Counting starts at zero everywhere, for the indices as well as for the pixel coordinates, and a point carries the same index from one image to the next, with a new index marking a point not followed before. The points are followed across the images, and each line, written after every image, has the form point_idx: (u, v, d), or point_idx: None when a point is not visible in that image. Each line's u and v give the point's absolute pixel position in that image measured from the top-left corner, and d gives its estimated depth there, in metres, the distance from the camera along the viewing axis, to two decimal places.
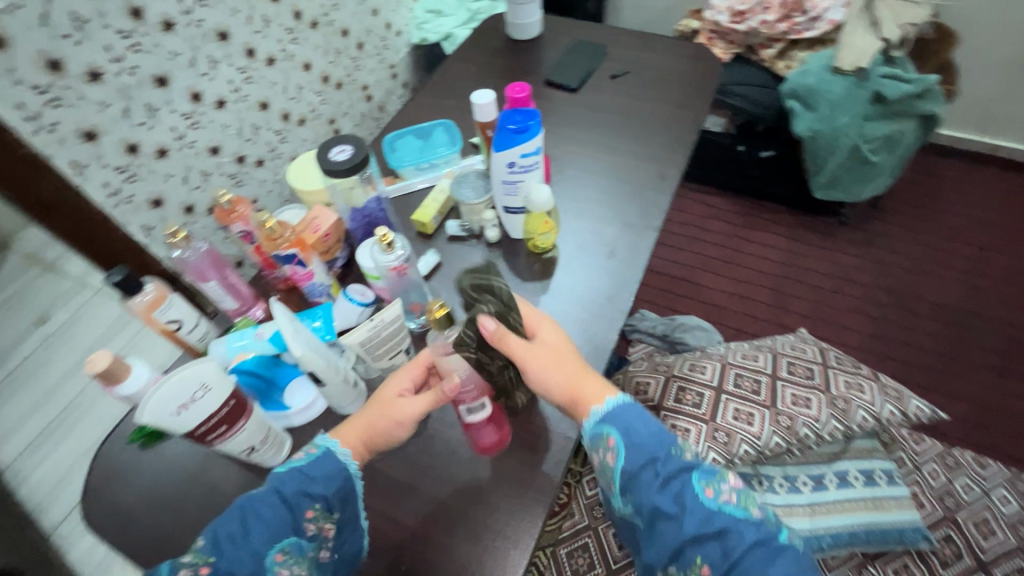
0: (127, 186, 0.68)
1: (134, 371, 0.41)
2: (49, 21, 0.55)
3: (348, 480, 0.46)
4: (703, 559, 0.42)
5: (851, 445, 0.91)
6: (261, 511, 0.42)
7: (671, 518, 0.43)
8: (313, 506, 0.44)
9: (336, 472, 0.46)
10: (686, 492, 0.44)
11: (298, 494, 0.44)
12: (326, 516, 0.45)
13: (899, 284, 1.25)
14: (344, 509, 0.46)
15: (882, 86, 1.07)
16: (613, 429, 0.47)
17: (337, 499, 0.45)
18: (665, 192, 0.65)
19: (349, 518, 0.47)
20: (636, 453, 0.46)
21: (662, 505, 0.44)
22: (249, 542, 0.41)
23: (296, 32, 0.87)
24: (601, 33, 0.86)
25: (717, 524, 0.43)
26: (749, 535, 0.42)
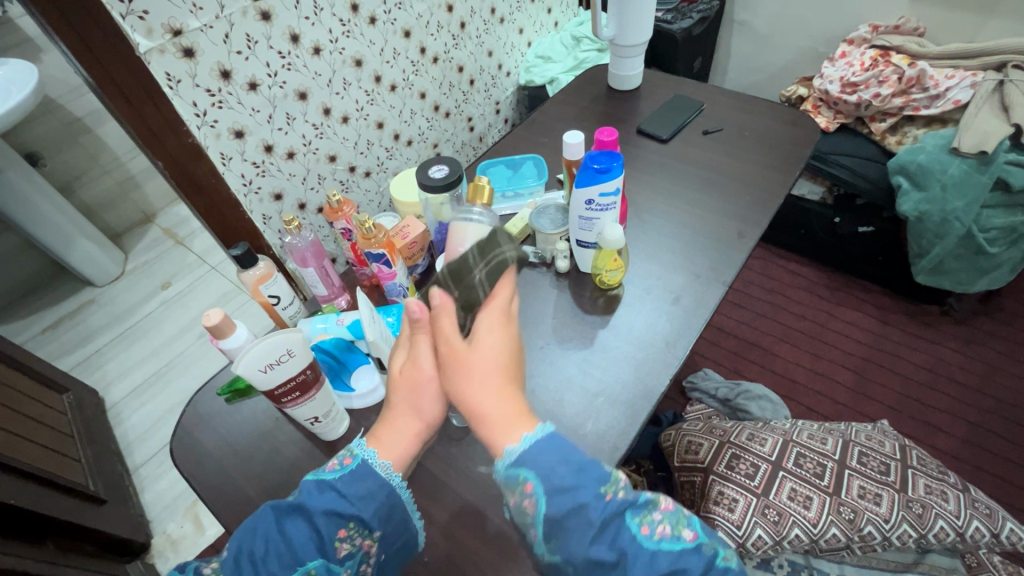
0: (259, 179, 0.80)
1: (237, 330, 0.47)
2: (229, 40, 0.68)
3: (389, 496, 0.43)
4: None
5: (924, 558, 0.83)
6: (291, 528, 0.40)
7: (609, 567, 0.37)
8: (346, 526, 0.40)
9: (373, 487, 0.42)
10: (622, 538, 0.38)
11: (328, 515, 0.40)
12: (361, 533, 0.41)
13: (1010, 394, 1.11)
14: (386, 524, 0.43)
15: (1007, 173, 0.98)
16: (530, 473, 0.38)
17: (374, 517, 0.41)
18: (741, 249, 0.65)
19: (392, 534, 0.43)
20: (563, 500, 0.37)
21: (597, 558, 0.37)
22: (274, 561, 0.39)
23: (419, 65, 0.97)
24: (700, 92, 0.88)
25: (661, 565, 0.38)
26: (691, 566, 0.39)
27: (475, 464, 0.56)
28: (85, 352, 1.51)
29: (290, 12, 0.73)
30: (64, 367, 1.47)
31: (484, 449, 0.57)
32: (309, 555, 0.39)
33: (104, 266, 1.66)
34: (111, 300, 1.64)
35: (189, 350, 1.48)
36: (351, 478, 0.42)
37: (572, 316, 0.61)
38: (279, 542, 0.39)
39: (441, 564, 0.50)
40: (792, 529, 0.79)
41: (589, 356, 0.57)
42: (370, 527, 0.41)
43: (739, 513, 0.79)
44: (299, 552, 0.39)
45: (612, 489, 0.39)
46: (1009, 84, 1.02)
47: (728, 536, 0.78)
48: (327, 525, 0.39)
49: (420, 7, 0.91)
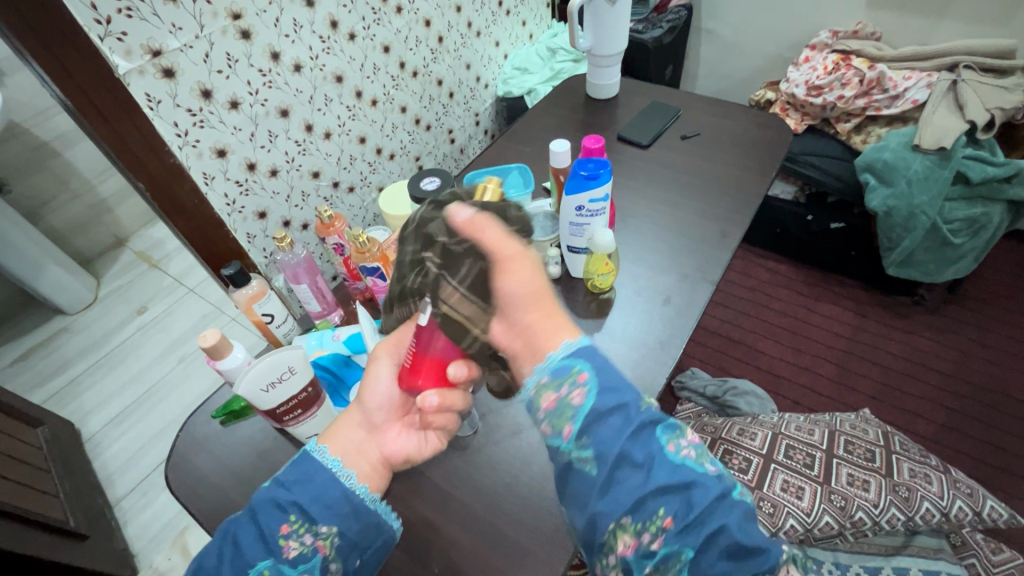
0: (241, 199, 0.79)
1: (233, 351, 0.46)
2: (209, 59, 0.67)
3: (330, 484, 0.42)
4: (665, 510, 0.35)
5: (913, 540, 0.85)
6: (240, 533, 0.39)
7: (636, 468, 0.36)
8: (286, 520, 0.39)
9: (311, 478, 0.41)
10: (652, 443, 0.37)
11: (268, 510, 0.39)
12: (305, 528, 0.40)
13: (981, 378, 1.16)
14: (335, 518, 0.41)
15: (966, 167, 1.04)
16: (585, 364, 0.40)
17: (317, 507, 0.40)
18: (726, 249, 0.67)
19: (347, 529, 0.41)
20: (607, 397, 0.39)
21: (630, 452, 0.37)
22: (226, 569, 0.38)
23: (398, 79, 0.98)
24: (676, 98, 0.91)
25: (684, 476, 0.36)
26: (714, 488, 0.36)
27: (478, 473, 0.56)
28: (59, 383, 1.46)
29: (270, 30, 0.73)
30: (37, 399, 1.42)
31: (486, 457, 0.57)
32: (255, 556, 0.38)
33: (76, 293, 1.60)
34: (86, 328, 1.59)
35: (169, 376, 1.44)
36: (291, 471, 0.42)
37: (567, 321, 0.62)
38: (232, 549, 0.39)
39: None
40: (787, 519, 0.80)
41: None
42: (312, 519, 0.40)
43: None
44: (247, 555, 0.38)
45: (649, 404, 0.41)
46: (961, 83, 1.08)
47: None
48: (266, 522, 0.39)
49: (398, 22, 0.92)
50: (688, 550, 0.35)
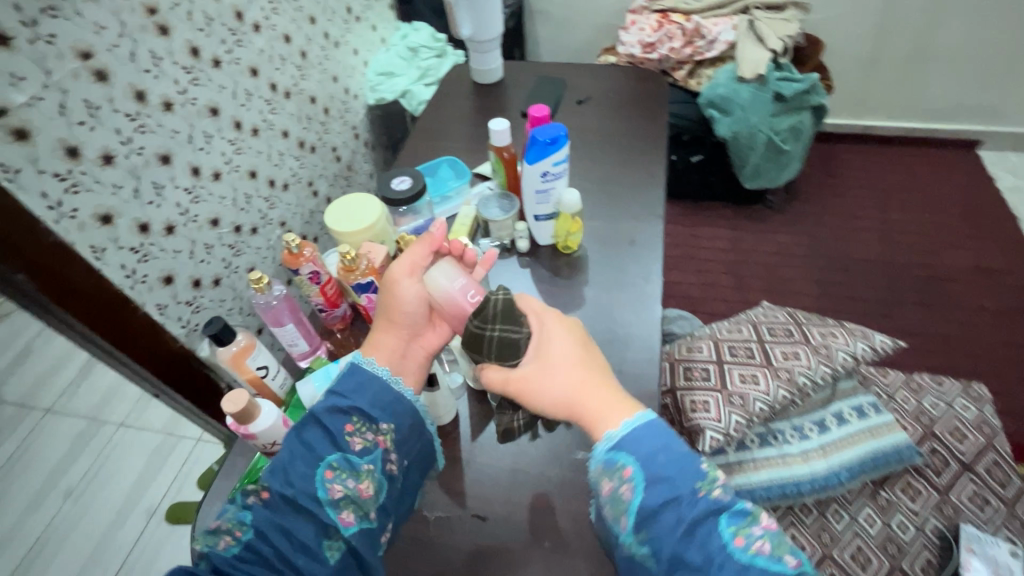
0: (142, 266, 0.68)
1: (263, 409, 0.44)
2: (66, 110, 0.57)
3: (384, 388, 0.47)
4: None
5: (838, 388, 1.05)
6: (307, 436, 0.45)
7: (696, 566, 0.40)
8: (352, 420, 0.45)
9: (368, 383, 0.47)
10: (710, 540, 0.41)
11: (333, 411, 0.45)
12: (368, 425, 0.46)
13: (831, 251, 1.44)
14: (392, 419, 0.47)
15: (780, 87, 1.28)
16: (630, 459, 0.44)
17: (376, 408, 0.46)
18: (658, 185, 0.74)
19: (404, 430, 0.48)
20: (659, 496, 0.42)
21: (684, 552, 0.41)
22: (298, 464, 0.43)
23: (274, 102, 0.90)
24: (556, 69, 0.97)
25: None
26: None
27: (526, 453, 0.57)
28: None
29: (128, 66, 0.63)
30: None
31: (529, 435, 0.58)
32: (327, 450, 0.44)
33: None
34: None
35: (60, 517, 1.17)
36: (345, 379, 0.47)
37: (553, 285, 0.65)
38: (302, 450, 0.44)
39: (548, 551, 0.51)
40: (755, 404, 0.93)
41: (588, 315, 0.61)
42: (375, 418, 0.46)
43: (714, 410, 0.91)
44: (319, 449, 0.44)
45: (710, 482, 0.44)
46: (756, 22, 1.31)
47: (716, 431, 0.89)
48: (334, 421, 0.45)
49: (259, 41, 0.85)
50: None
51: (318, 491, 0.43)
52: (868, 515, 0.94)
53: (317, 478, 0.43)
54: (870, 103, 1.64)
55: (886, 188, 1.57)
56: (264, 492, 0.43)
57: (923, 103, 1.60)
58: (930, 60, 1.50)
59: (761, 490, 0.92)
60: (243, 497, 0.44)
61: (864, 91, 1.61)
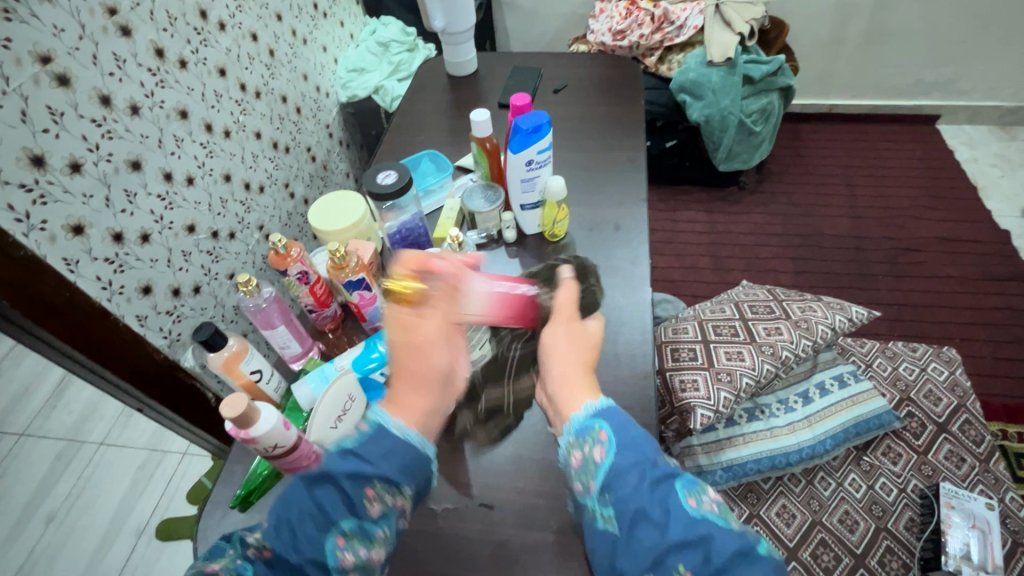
0: (118, 277, 0.66)
1: (263, 412, 0.41)
2: (28, 117, 0.54)
3: (410, 451, 0.44)
4: (684, 566, 0.38)
5: (818, 359, 1.08)
6: (320, 496, 0.40)
7: (655, 523, 0.40)
8: (373, 485, 0.42)
9: (394, 447, 0.43)
10: (670, 498, 0.42)
11: (354, 476, 0.41)
12: (388, 489, 0.42)
13: (804, 229, 1.48)
14: (411, 481, 0.44)
15: (749, 69, 1.30)
16: (605, 423, 0.46)
17: (399, 474, 0.43)
18: (639, 169, 0.75)
19: (420, 488, 0.45)
20: (626, 457, 0.43)
21: (647, 508, 0.41)
22: (307, 527, 0.40)
23: (244, 103, 0.88)
24: (530, 58, 0.97)
25: (701, 529, 0.40)
26: (732, 543, 0.39)
27: (528, 440, 0.57)
28: None
29: (90, 70, 0.61)
30: None
31: (529, 422, 0.58)
32: (341, 516, 0.40)
33: None
34: None
35: (42, 543, 1.12)
36: (370, 441, 0.43)
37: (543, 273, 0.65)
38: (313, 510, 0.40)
39: (555, 534, 0.51)
40: (742, 380, 0.96)
41: None
42: (398, 485, 0.42)
43: (703, 388, 0.93)
44: (333, 514, 0.40)
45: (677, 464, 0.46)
46: (723, 6, 1.33)
47: (706, 409, 0.91)
48: (354, 486, 0.41)
49: (225, 40, 0.83)
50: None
51: (326, 558, 0.39)
52: (853, 480, 0.97)
53: (326, 545, 0.40)
54: (833, 82, 1.68)
55: (853, 165, 1.61)
56: (267, 552, 0.40)
57: (884, 81, 1.65)
58: (889, 39, 1.55)
59: (752, 463, 0.95)
60: (242, 546, 0.40)
61: (828, 71, 1.65)
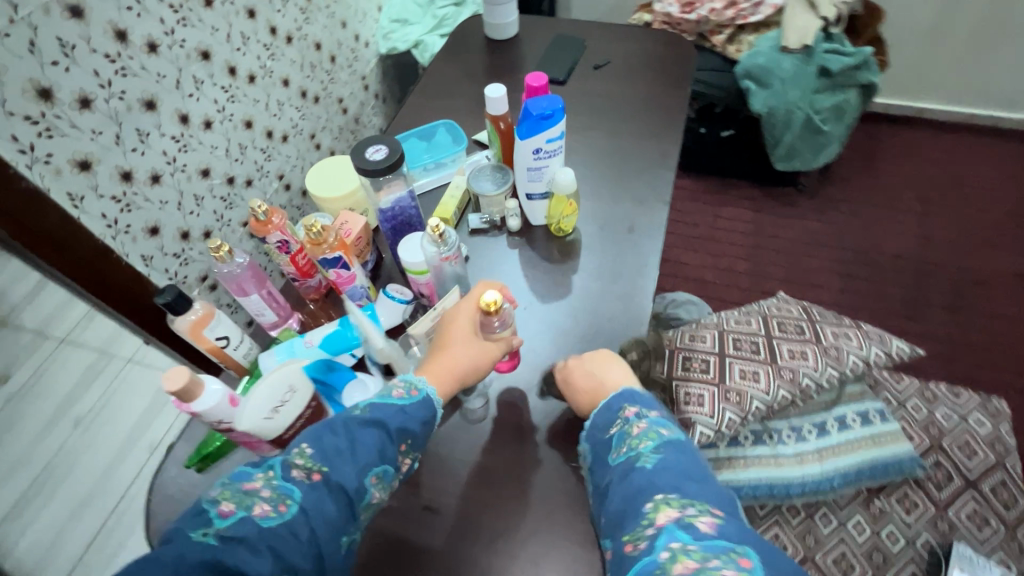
0: (124, 216, 0.66)
1: (207, 387, 0.39)
2: (36, 47, 0.53)
3: (429, 426, 0.47)
4: (613, 497, 0.43)
5: (844, 391, 1.00)
6: (359, 439, 0.42)
7: (604, 470, 0.45)
8: (406, 441, 0.45)
9: (429, 415, 0.47)
10: (607, 444, 0.46)
11: (399, 429, 0.44)
12: (410, 450, 0.45)
13: (860, 244, 1.35)
14: (424, 449, 0.47)
15: (826, 61, 1.17)
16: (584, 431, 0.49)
17: (422, 437, 0.46)
18: (668, 167, 0.68)
19: (424, 460, 0.48)
20: (592, 431, 0.48)
21: (595, 462, 0.46)
22: (351, 462, 0.41)
23: (273, 48, 0.86)
24: (577, 27, 0.89)
25: (621, 463, 0.44)
26: (622, 474, 0.42)
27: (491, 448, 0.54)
28: None
29: (106, 3, 0.59)
30: None
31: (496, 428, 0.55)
32: (376, 459, 0.42)
33: None
34: None
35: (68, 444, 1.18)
36: (416, 407, 0.46)
37: (541, 271, 0.61)
38: (352, 450, 0.42)
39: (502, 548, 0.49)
40: (752, 403, 0.90)
41: (572, 305, 0.58)
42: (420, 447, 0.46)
43: (708, 404, 0.88)
44: (369, 456, 0.42)
45: (619, 423, 0.46)
46: None
47: (706, 427, 0.86)
48: (397, 436, 0.43)
49: None
50: (623, 517, 0.41)
51: (360, 494, 0.41)
52: (857, 522, 0.91)
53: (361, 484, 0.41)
54: (928, 82, 1.49)
55: (932, 179, 1.45)
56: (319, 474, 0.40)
57: (987, 87, 1.46)
58: (1003, 39, 1.35)
59: (747, 488, 0.90)
60: (288, 471, 0.39)
61: (923, 68, 1.47)
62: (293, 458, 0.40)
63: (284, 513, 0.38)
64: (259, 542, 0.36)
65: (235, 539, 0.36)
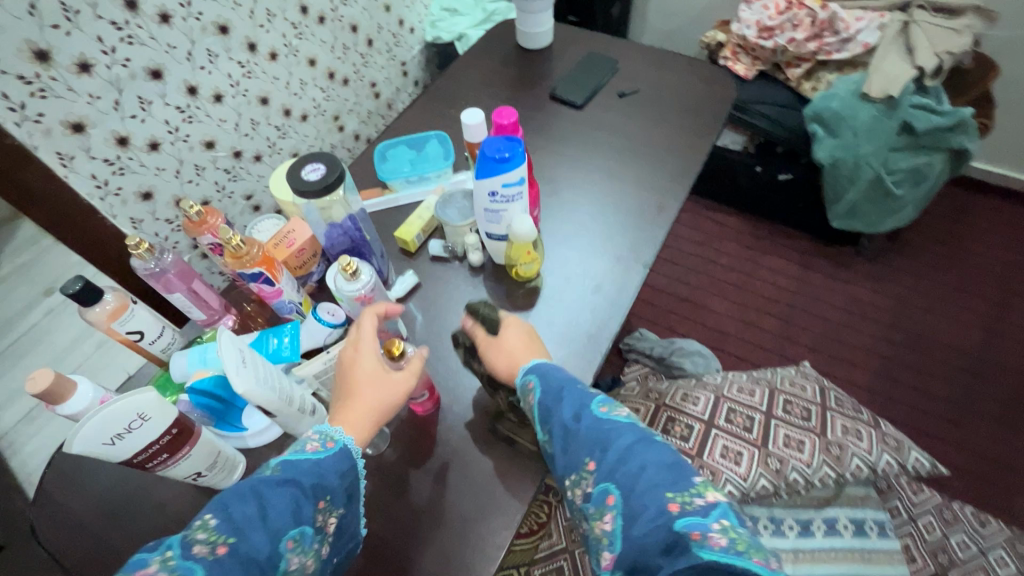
0: (116, 179, 0.68)
1: (79, 389, 0.39)
2: (36, 10, 0.55)
3: (348, 481, 0.42)
4: (590, 460, 0.41)
5: (843, 491, 0.89)
6: (268, 502, 0.37)
7: (572, 431, 0.43)
8: (323, 499, 0.39)
9: (346, 469, 0.42)
10: (582, 407, 0.44)
11: (313, 487, 0.39)
12: (330, 505, 0.40)
13: (914, 326, 1.19)
14: (346, 508, 0.42)
15: (912, 116, 1.02)
16: (534, 376, 0.47)
17: (342, 494, 0.41)
18: (661, 225, 0.62)
19: (347, 521, 0.42)
20: (549, 387, 0.46)
21: (566, 421, 0.43)
22: (260, 528, 0.35)
23: (301, 27, 0.85)
24: (615, 46, 0.82)
25: (603, 429, 0.42)
26: (629, 435, 0.41)
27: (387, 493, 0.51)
28: None
29: None
30: None
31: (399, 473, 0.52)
32: (287, 524, 0.37)
33: None
34: None
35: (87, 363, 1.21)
36: (332, 462, 0.41)
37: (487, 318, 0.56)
38: (258, 516, 0.36)
39: None
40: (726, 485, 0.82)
41: None
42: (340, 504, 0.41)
43: None
44: (278, 521, 0.36)
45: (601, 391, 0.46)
46: (913, 26, 1.03)
47: None
48: (310, 496, 0.38)
49: None
50: (612, 485, 0.39)
51: (273, 564, 0.35)
52: None
53: (274, 552, 0.35)
54: None
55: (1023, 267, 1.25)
56: (225, 547, 0.34)
57: None
58: None
59: None
60: (185, 549, 0.33)
61: None
62: (191, 533, 0.34)
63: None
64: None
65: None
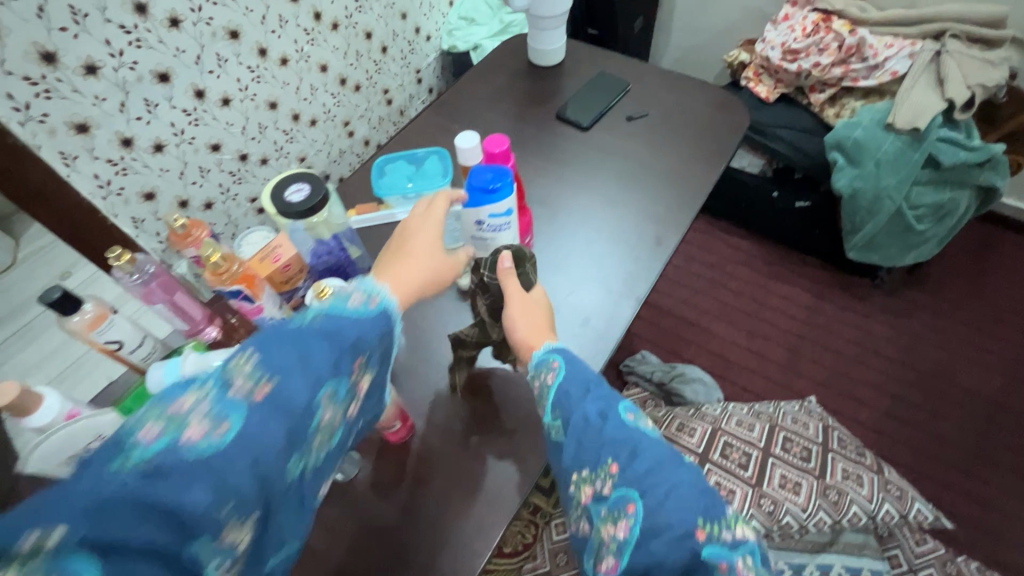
0: (119, 179, 0.68)
1: (45, 402, 0.41)
2: (45, 13, 0.55)
3: (385, 335, 0.38)
4: (612, 458, 0.37)
5: (840, 537, 0.85)
6: (313, 349, 0.32)
7: (592, 424, 0.40)
8: (362, 354, 0.36)
9: (384, 332, 0.38)
10: (607, 405, 0.41)
11: (357, 340, 0.35)
12: (365, 365, 0.36)
13: (930, 365, 1.15)
14: (376, 367, 0.38)
15: (937, 150, 0.98)
16: (558, 355, 0.46)
17: (376, 352, 0.37)
18: (658, 258, 0.60)
19: (373, 380, 0.38)
20: (573, 373, 0.44)
21: (587, 412, 0.40)
22: (305, 375, 0.31)
23: (314, 33, 0.85)
24: (627, 67, 0.80)
25: (628, 433, 0.39)
26: (659, 449, 0.38)
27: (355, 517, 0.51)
28: None
29: None
30: None
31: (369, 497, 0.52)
32: (331, 374, 0.32)
33: None
34: None
35: None
36: (372, 321, 0.37)
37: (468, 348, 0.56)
38: (304, 361, 0.31)
39: None
40: None
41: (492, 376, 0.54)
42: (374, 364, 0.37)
43: None
44: (324, 367, 0.32)
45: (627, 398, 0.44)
46: (945, 55, 0.99)
47: None
48: (351, 350, 0.34)
49: None
50: (632, 491, 0.35)
51: (313, 413, 0.31)
52: None
53: (316, 402, 0.31)
54: None
55: None
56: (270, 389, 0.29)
57: None
58: None
59: None
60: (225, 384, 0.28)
61: None
62: (228, 370, 0.29)
63: (228, 440, 0.27)
64: (192, 486, 0.25)
65: (164, 480, 0.25)
